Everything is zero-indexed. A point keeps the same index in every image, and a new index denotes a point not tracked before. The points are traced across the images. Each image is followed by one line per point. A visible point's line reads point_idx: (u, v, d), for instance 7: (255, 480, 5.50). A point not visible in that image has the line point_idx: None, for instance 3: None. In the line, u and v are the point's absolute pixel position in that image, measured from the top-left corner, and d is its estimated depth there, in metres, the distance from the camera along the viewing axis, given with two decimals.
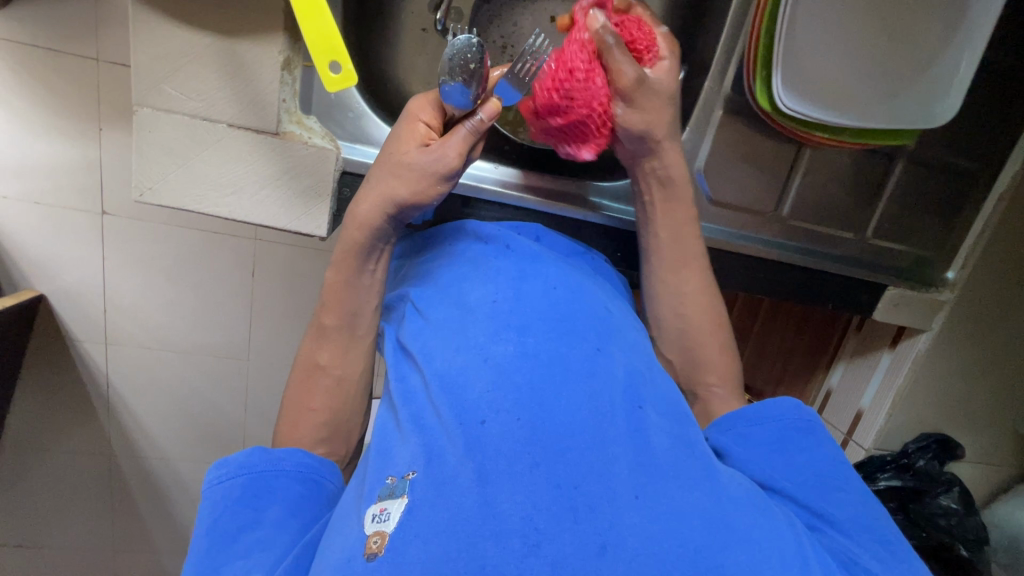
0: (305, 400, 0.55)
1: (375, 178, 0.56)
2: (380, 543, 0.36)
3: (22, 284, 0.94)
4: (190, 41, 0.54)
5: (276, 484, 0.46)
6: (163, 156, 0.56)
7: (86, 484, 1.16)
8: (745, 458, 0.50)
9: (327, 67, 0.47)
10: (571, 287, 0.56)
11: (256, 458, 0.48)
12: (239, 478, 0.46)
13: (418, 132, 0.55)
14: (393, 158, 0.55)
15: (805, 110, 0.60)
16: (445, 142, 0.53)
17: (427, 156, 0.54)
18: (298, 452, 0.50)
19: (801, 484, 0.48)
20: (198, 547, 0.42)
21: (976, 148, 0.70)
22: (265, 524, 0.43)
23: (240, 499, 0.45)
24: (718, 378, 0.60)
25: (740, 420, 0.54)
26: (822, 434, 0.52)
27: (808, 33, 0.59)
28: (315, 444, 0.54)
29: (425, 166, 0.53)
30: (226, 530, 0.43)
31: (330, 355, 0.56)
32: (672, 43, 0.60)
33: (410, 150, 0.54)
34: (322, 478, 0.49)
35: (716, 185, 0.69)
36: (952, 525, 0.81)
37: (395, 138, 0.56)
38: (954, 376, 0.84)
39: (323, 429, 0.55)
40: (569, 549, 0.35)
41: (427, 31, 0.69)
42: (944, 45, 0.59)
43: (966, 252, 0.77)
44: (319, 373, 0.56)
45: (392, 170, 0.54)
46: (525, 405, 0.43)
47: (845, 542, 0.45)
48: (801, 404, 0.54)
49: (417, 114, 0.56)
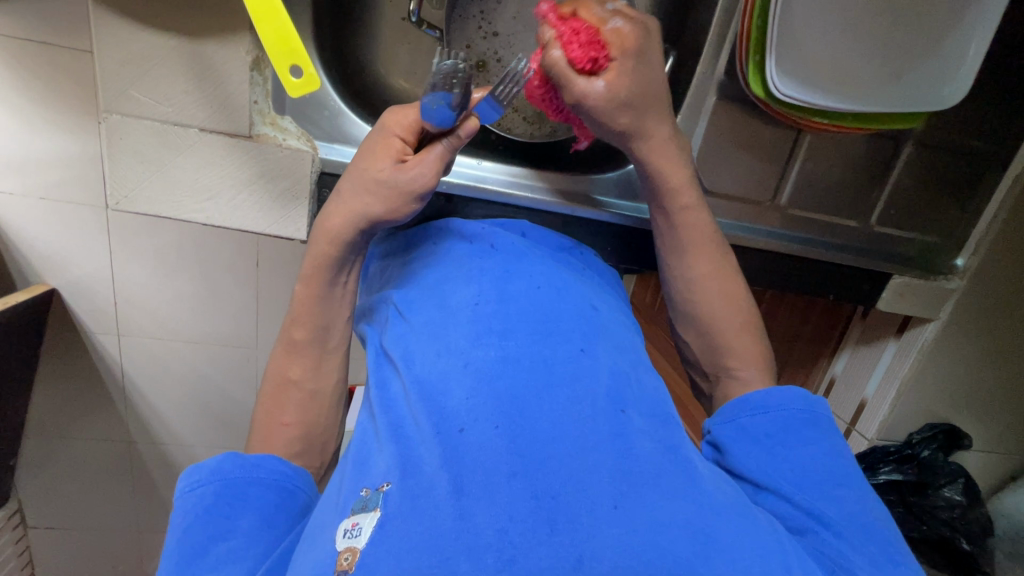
0: (277, 415, 0.54)
1: (348, 193, 0.55)
2: (350, 560, 0.36)
3: (30, 279, 0.95)
4: (156, 43, 0.52)
5: (249, 492, 0.47)
6: (136, 163, 0.56)
7: (107, 471, 1.20)
8: (747, 453, 0.49)
9: (288, 71, 0.45)
10: (555, 287, 0.55)
11: (228, 466, 0.48)
12: (210, 486, 0.47)
13: (393, 148, 0.54)
14: (367, 173, 0.54)
15: (801, 95, 0.57)
16: (422, 161, 0.53)
17: (403, 173, 0.53)
18: (272, 459, 0.50)
19: (798, 480, 0.46)
20: (169, 559, 0.43)
21: (990, 128, 0.66)
22: (236, 534, 0.44)
23: (212, 507, 0.45)
24: (739, 362, 0.57)
25: (746, 408, 0.52)
26: (829, 429, 0.50)
27: (806, 13, 0.55)
28: (289, 457, 0.53)
29: (400, 184, 0.53)
30: (198, 540, 0.43)
31: (301, 370, 0.56)
32: (627, 38, 0.51)
33: (384, 165, 0.53)
34: (296, 486, 0.50)
35: (709, 175, 0.66)
36: (953, 517, 0.79)
37: (369, 153, 0.54)
38: (962, 365, 0.81)
39: (297, 442, 0.54)
40: (545, 563, 0.34)
41: (407, 20, 0.66)
42: (957, 21, 0.55)
43: (978, 238, 0.73)
44: (291, 388, 0.55)
45: (366, 187, 0.53)
46: (504, 413, 0.43)
47: (838, 543, 0.43)
48: (809, 393, 0.52)
49: (391, 128, 0.54)
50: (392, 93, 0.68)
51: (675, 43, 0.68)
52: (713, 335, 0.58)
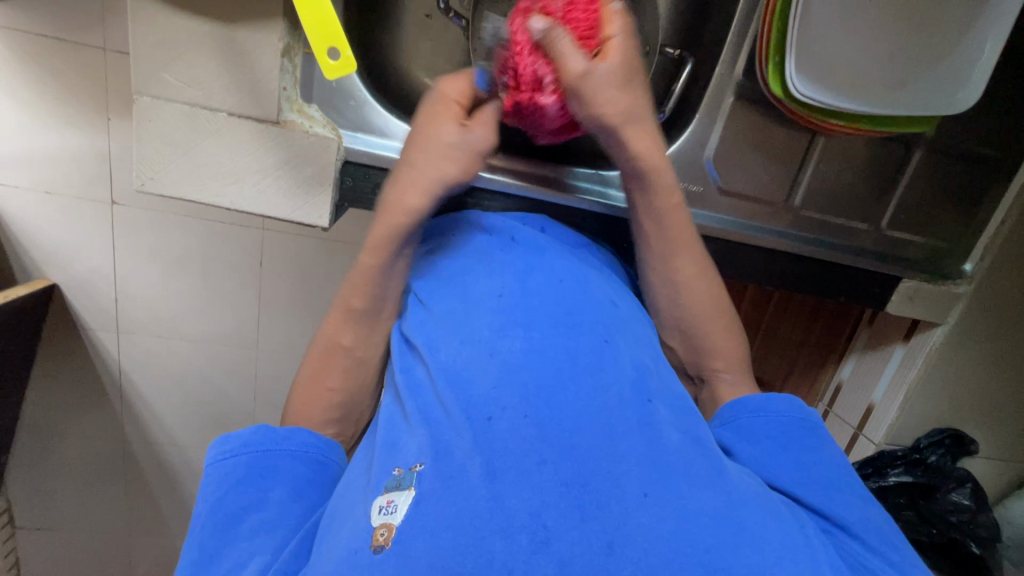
0: (322, 380, 0.56)
1: (412, 158, 0.55)
2: (386, 535, 0.36)
3: (33, 273, 0.94)
4: (190, 28, 0.53)
5: (282, 464, 0.47)
6: (163, 145, 0.57)
7: (100, 471, 1.18)
8: (753, 454, 0.48)
9: (326, 54, 0.46)
10: (577, 280, 0.55)
11: (260, 436, 0.48)
12: (243, 456, 0.47)
13: (454, 112, 0.56)
14: (437, 140, 0.54)
15: (819, 96, 0.58)
16: (484, 121, 0.56)
17: (471, 134, 0.55)
18: (302, 432, 0.50)
19: (806, 478, 0.46)
20: (204, 524, 0.43)
21: (999, 136, 0.68)
22: (269, 504, 0.44)
23: (245, 478, 0.46)
24: (724, 363, 0.59)
25: (744, 411, 0.52)
26: (825, 436, 0.51)
27: (823, 18, 0.57)
28: (327, 424, 0.55)
29: (471, 145, 0.55)
30: (231, 511, 0.43)
31: (353, 337, 0.56)
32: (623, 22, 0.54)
33: (452, 130, 0.54)
34: (327, 458, 0.50)
35: (727, 175, 0.68)
36: (962, 521, 0.80)
37: (431, 119, 0.55)
38: (969, 372, 0.82)
39: (336, 409, 0.56)
40: (578, 548, 0.34)
41: (431, 16, 0.68)
42: (966, 32, 0.57)
43: (984, 244, 0.74)
44: (341, 353, 0.56)
45: (438, 152, 0.54)
46: (532, 400, 0.43)
47: (859, 549, 0.43)
48: (805, 405, 0.53)
49: (448, 95, 0.56)
50: (415, 87, 0.69)
51: (691, 48, 0.70)
52: (722, 331, 0.59)
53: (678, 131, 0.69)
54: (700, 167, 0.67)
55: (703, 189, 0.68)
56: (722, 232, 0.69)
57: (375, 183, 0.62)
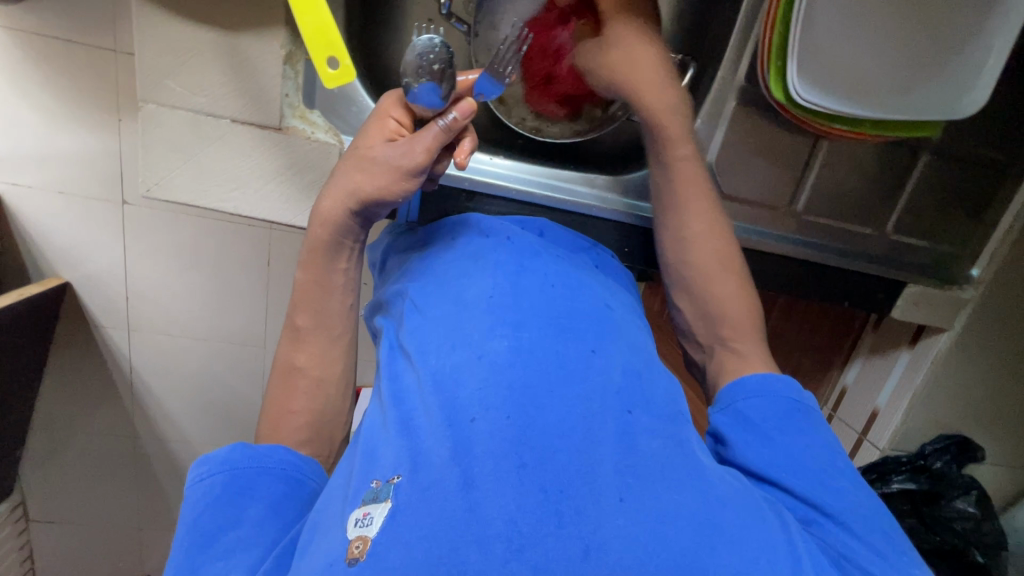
0: (286, 403, 0.55)
1: (341, 171, 0.55)
2: (361, 548, 0.36)
3: (46, 271, 0.96)
4: (194, 36, 0.54)
5: (258, 483, 0.48)
6: (167, 151, 0.58)
7: (111, 466, 1.20)
8: (745, 442, 0.49)
9: (325, 62, 0.47)
10: (569, 285, 0.56)
11: (238, 454, 0.49)
12: (220, 475, 0.48)
13: (387, 128, 0.55)
14: (361, 155, 0.54)
15: (820, 101, 0.58)
16: (413, 139, 0.52)
17: (392, 151, 0.53)
18: (279, 449, 0.51)
19: (795, 467, 0.46)
20: (181, 544, 0.44)
21: (1007, 140, 0.67)
22: (245, 523, 0.45)
23: (220, 497, 0.46)
24: (733, 330, 0.59)
25: (740, 394, 0.53)
26: (817, 420, 0.50)
27: (826, 21, 0.56)
28: (299, 444, 0.54)
29: (389, 161, 0.53)
30: (208, 528, 0.44)
31: (308, 357, 0.57)
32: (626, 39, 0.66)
33: (376, 146, 0.54)
34: (304, 476, 0.51)
35: (728, 180, 0.67)
36: (967, 530, 0.79)
37: (365, 133, 0.55)
38: (976, 377, 0.81)
39: (306, 429, 0.55)
40: (553, 554, 0.34)
41: (433, 20, 0.68)
42: (975, 34, 0.56)
43: (994, 248, 0.73)
44: (296, 374, 0.57)
45: (357, 165, 0.54)
46: (514, 405, 0.43)
47: (842, 535, 0.43)
48: (801, 388, 0.52)
49: (389, 110, 0.55)
50: None
51: (693, 53, 0.70)
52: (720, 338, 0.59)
53: None
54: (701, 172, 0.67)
55: None
56: None
57: None
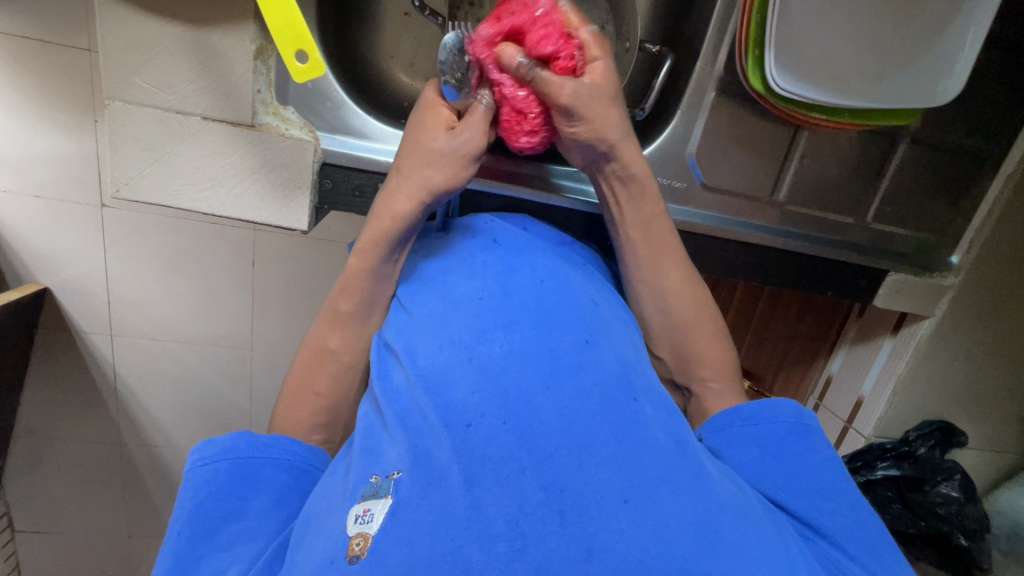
0: (309, 384, 0.56)
1: (405, 166, 0.56)
2: (362, 545, 0.36)
3: (24, 277, 0.94)
4: (161, 31, 0.53)
5: (262, 473, 0.48)
6: (138, 151, 0.56)
7: (99, 474, 1.18)
8: (741, 460, 0.49)
9: (293, 57, 0.47)
10: (559, 279, 0.55)
11: (242, 443, 0.49)
12: (224, 461, 0.47)
13: (442, 117, 0.56)
14: (423, 143, 0.55)
15: (800, 90, 0.58)
16: (470, 123, 0.55)
17: (456, 137, 0.55)
18: (285, 439, 0.51)
19: (792, 487, 0.46)
20: (178, 533, 0.43)
21: (983, 127, 0.67)
22: (250, 514, 0.45)
23: (225, 484, 0.46)
24: (712, 372, 0.58)
25: (736, 419, 0.52)
26: (819, 442, 0.51)
27: (803, 10, 0.56)
28: (313, 429, 0.55)
29: (455, 149, 0.55)
30: (210, 518, 0.44)
31: (340, 341, 0.56)
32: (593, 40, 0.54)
33: (438, 134, 0.55)
34: (311, 465, 0.51)
35: (709, 171, 0.67)
36: (950, 513, 0.80)
37: (421, 125, 0.57)
38: (958, 363, 0.82)
39: (322, 414, 0.55)
40: (556, 554, 0.34)
41: (409, 14, 0.68)
42: (948, 22, 0.56)
43: (971, 235, 0.74)
44: (328, 358, 0.56)
45: (424, 156, 0.55)
46: (510, 407, 0.42)
47: (840, 556, 0.43)
48: (801, 408, 0.52)
49: (436, 101, 0.57)
50: (395, 86, 0.69)
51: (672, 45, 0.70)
52: (700, 334, 0.59)
53: (659, 128, 0.68)
54: (681, 163, 0.67)
55: (685, 185, 0.68)
56: (705, 228, 0.69)
57: (355, 186, 0.62)
